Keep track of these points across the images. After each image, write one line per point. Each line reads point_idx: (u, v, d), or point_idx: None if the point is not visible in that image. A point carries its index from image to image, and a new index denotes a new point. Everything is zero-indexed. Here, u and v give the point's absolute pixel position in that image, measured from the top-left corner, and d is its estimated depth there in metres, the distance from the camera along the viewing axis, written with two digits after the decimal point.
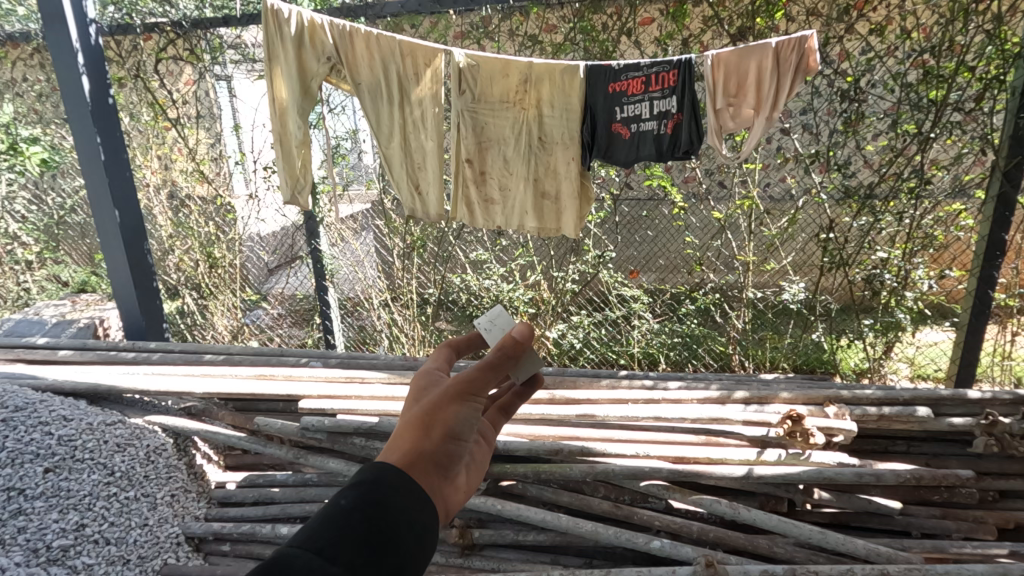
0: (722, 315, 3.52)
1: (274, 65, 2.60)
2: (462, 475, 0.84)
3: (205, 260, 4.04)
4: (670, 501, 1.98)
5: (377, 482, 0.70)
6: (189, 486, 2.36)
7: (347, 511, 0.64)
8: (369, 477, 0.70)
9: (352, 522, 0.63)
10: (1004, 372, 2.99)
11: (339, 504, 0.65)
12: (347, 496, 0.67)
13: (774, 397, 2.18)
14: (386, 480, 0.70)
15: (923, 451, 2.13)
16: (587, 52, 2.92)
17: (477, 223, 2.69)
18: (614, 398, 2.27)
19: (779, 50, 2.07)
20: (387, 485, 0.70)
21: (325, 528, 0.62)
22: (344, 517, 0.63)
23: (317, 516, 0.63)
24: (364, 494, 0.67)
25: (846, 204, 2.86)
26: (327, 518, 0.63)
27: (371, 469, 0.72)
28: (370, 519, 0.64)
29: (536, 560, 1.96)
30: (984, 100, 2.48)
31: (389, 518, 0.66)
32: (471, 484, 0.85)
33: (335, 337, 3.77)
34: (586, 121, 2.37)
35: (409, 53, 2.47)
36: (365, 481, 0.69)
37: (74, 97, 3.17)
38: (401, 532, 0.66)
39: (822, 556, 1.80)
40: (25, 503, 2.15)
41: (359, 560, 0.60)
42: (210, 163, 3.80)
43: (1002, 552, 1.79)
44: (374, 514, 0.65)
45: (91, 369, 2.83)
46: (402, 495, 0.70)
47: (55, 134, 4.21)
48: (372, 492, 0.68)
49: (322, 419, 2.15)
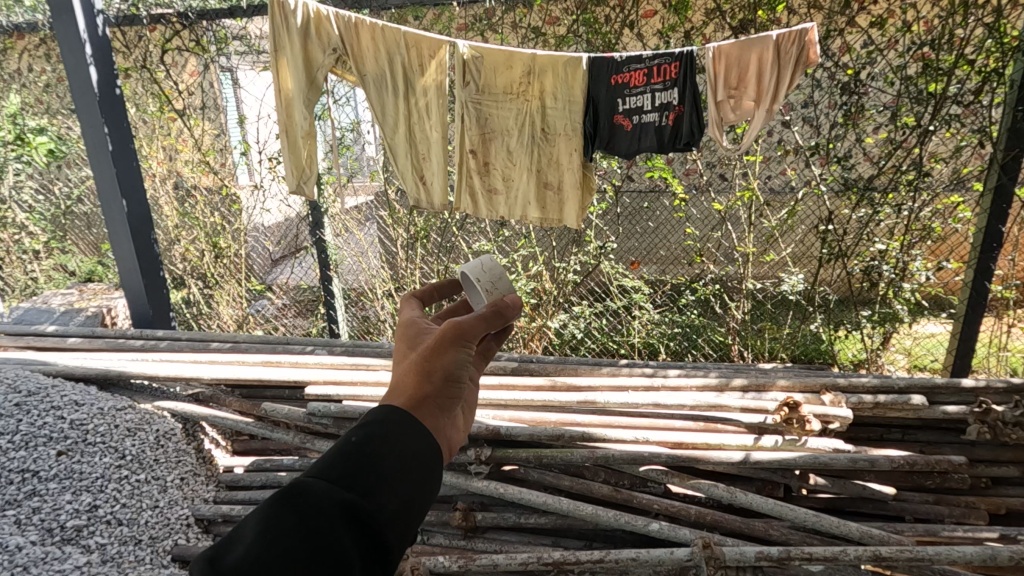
0: (722, 306, 3.54)
1: (280, 55, 2.65)
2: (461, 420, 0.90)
3: (210, 250, 4.07)
4: (668, 485, 2.02)
5: (384, 422, 0.76)
6: (198, 469, 2.41)
7: (358, 447, 0.71)
8: (380, 418, 0.77)
9: (363, 458, 0.70)
10: (999, 363, 3.02)
11: (351, 440, 0.72)
12: (358, 433, 0.74)
13: (772, 385, 2.22)
14: (396, 421, 0.77)
15: (918, 438, 2.17)
16: (590, 44, 2.95)
17: (480, 213, 2.73)
18: (614, 386, 2.31)
19: (780, 42, 2.10)
20: (394, 425, 0.76)
21: (338, 461, 0.69)
22: (356, 452, 0.70)
23: (332, 451, 0.70)
24: (376, 432, 0.74)
25: (846, 195, 2.90)
26: (339, 453, 0.70)
27: (379, 413, 0.78)
28: (380, 455, 0.71)
29: (538, 542, 2.01)
30: (984, 93, 2.50)
31: (399, 456, 0.72)
32: (467, 424, 0.91)
33: (339, 326, 3.82)
34: (588, 112, 2.39)
35: (413, 45, 2.50)
36: (376, 422, 0.76)
37: (81, 88, 3.21)
38: (412, 466, 0.73)
39: (817, 538, 1.85)
40: (39, 484, 2.21)
41: (372, 487, 0.68)
42: (215, 154, 3.83)
43: (991, 536, 1.83)
44: (386, 451, 0.72)
45: (101, 356, 2.88)
46: (411, 434, 0.76)
47: (62, 125, 4.25)
48: (381, 430, 0.75)
49: (328, 405, 2.21)
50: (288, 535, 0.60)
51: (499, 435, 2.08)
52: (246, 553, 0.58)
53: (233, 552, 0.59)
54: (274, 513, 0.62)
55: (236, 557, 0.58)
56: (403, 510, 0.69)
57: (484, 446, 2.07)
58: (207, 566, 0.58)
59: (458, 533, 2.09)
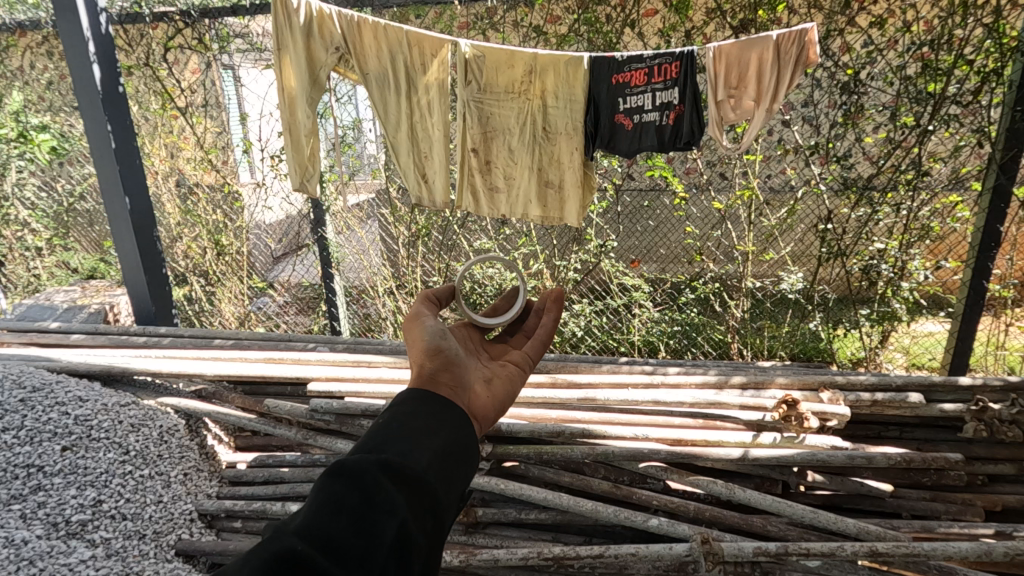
0: (722, 304, 3.56)
1: (283, 53, 2.66)
2: (477, 387, 1.09)
3: (213, 247, 4.09)
4: (667, 481, 2.05)
5: (404, 403, 0.92)
6: (201, 465, 2.43)
7: (384, 427, 0.84)
8: (403, 400, 0.92)
9: (392, 431, 0.83)
10: (997, 362, 3.05)
11: (379, 422, 0.85)
12: (383, 418, 0.87)
13: (770, 382, 2.24)
14: (417, 400, 0.92)
15: (915, 436, 2.18)
16: (590, 44, 2.97)
17: (482, 212, 2.76)
18: (614, 383, 2.33)
19: (780, 42, 2.12)
20: (411, 403, 0.91)
21: (370, 439, 0.81)
22: (383, 430, 0.84)
23: (365, 434, 0.83)
24: (400, 414, 0.88)
25: (846, 195, 2.92)
26: (369, 435, 0.83)
27: (398, 396, 0.94)
28: (406, 428, 0.85)
29: (538, 537, 2.03)
30: (983, 93, 2.51)
31: (423, 426, 0.86)
32: (484, 397, 1.10)
33: (341, 324, 3.83)
34: (590, 111, 2.41)
35: (415, 44, 2.51)
36: (398, 406, 0.90)
37: (85, 86, 3.22)
38: (437, 432, 0.86)
39: (814, 534, 1.87)
40: (44, 479, 2.23)
41: (401, 449, 0.80)
42: (218, 152, 3.84)
43: (988, 533, 1.84)
44: (412, 424, 0.86)
45: (104, 353, 2.90)
46: (430, 411, 0.90)
47: (64, 123, 4.26)
48: (402, 410, 0.89)
49: (330, 402, 2.22)
50: (339, 491, 0.71)
51: (500, 431, 2.10)
52: (307, 511, 0.69)
53: (296, 518, 0.70)
54: (323, 482, 0.73)
55: (299, 519, 0.69)
56: (432, 463, 0.81)
57: (485, 443, 2.09)
58: (276, 530, 0.68)
59: (459, 528, 2.11)
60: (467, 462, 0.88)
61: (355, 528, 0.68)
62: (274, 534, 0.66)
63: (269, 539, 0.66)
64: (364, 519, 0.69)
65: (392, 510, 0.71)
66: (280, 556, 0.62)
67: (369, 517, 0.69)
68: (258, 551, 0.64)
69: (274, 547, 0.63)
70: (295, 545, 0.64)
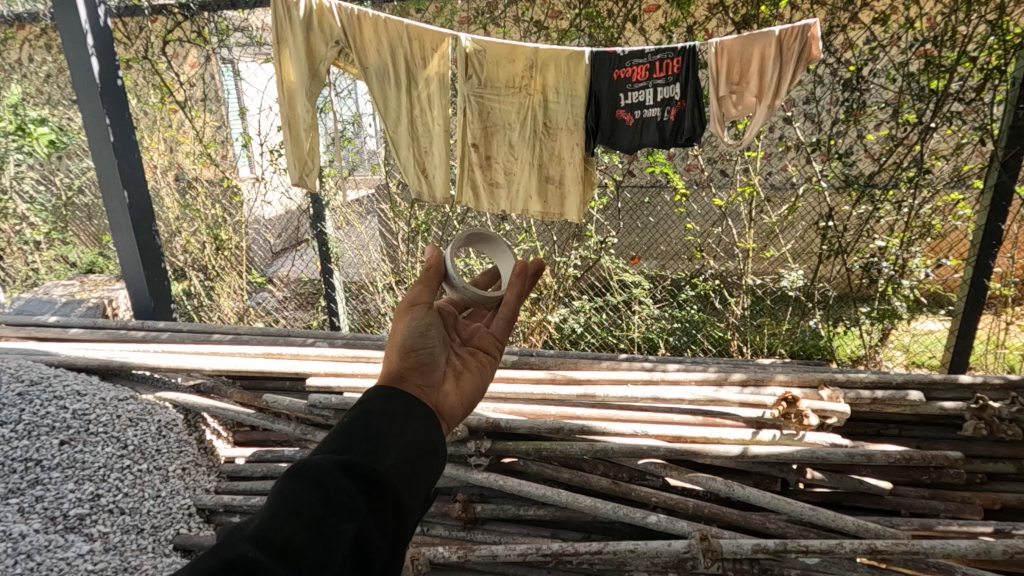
0: (722, 301, 3.57)
1: (283, 47, 2.65)
2: (446, 385, 1.07)
3: (212, 242, 4.08)
4: (666, 478, 2.04)
5: (372, 398, 0.89)
6: (200, 460, 2.45)
7: (350, 424, 0.82)
8: (371, 398, 0.89)
9: (358, 428, 0.81)
10: (997, 359, 3.04)
11: (345, 419, 0.82)
12: (349, 415, 0.84)
13: (770, 379, 2.22)
14: (384, 398, 0.89)
15: (914, 434, 2.18)
16: (592, 39, 2.95)
17: (482, 207, 2.74)
18: (614, 379, 2.31)
19: (782, 38, 2.10)
20: (378, 399, 0.88)
21: (335, 436, 0.79)
22: (348, 426, 0.81)
23: (331, 431, 0.80)
24: (368, 411, 0.85)
25: (846, 192, 2.91)
26: (333, 432, 0.80)
27: (365, 393, 0.90)
28: (373, 428, 0.81)
29: (536, 533, 2.03)
30: (985, 90, 2.51)
31: (390, 425, 0.83)
32: (460, 391, 1.08)
33: (340, 319, 3.83)
34: (591, 107, 2.40)
35: (415, 37, 2.50)
36: (366, 403, 0.87)
37: (84, 80, 3.20)
38: (403, 432, 0.84)
39: (813, 532, 1.87)
40: (42, 473, 2.22)
41: (366, 448, 0.78)
42: (217, 146, 3.81)
43: (986, 531, 1.84)
44: (378, 423, 0.83)
45: (102, 346, 2.89)
46: (397, 412, 0.87)
47: (63, 116, 4.26)
48: (370, 406, 0.86)
49: (328, 397, 2.21)
50: (299, 493, 0.69)
51: (498, 426, 2.10)
52: (262, 516, 0.67)
53: (252, 522, 0.67)
54: (283, 485, 0.71)
55: (256, 523, 0.67)
56: (398, 463, 0.79)
57: (484, 438, 2.09)
58: (231, 533, 0.66)
59: (457, 524, 2.11)
60: (433, 463, 0.85)
61: (312, 533, 0.66)
62: (228, 537, 0.64)
63: (223, 542, 0.63)
64: (323, 522, 0.67)
65: (351, 515, 0.69)
66: (231, 563, 0.60)
67: (327, 520, 0.67)
68: (208, 554, 0.62)
69: (225, 553, 0.61)
70: (246, 551, 0.62)
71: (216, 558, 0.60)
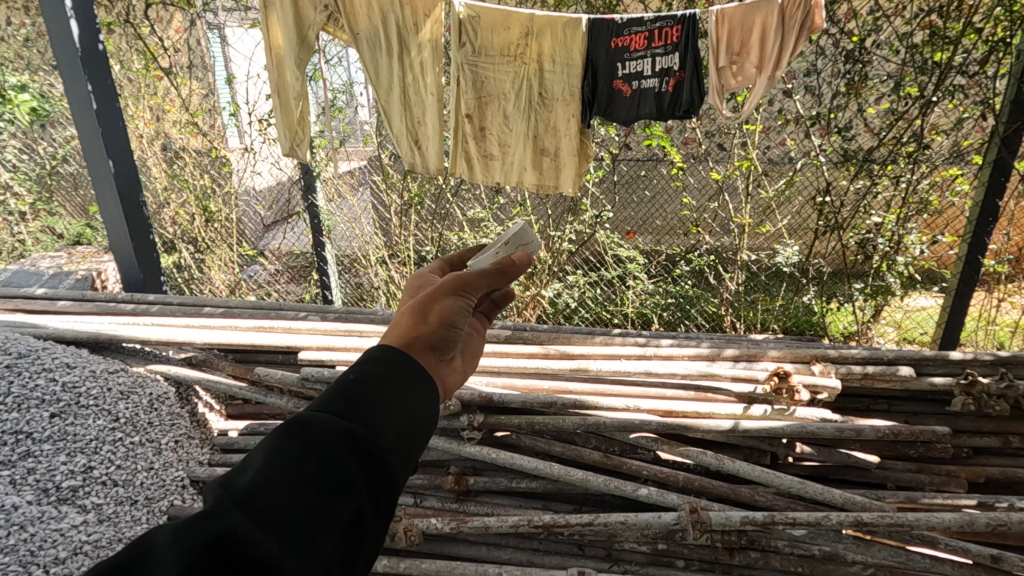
0: (716, 277, 3.57)
1: (269, 10, 2.55)
2: (456, 362, 1.00)
3: (201, 214, 4.02)
4: (658, 452, 2.05)
5: (380, 359, 0.84)
6: (193, 433, 2.44)
7: (355, 384, 0.78)
8: (373, 359, 0.84)
9: (363, 392, 0.77)
10: (986, 336, 3.09)
11: (350, 379, 0.78)
12: (356, 372, 0.81)
13: (763, 354, 2.21)
14: (391, 361, 0.84)
15: (903, 409, 2.19)
16: (590, 6, 2.88)
17: (476, 179, 2.70)
18: (607, 354, 2.30)
19: (785, 6, 2.04)
20: (387, 362, 0.84)
21: (338, 396, 0.75)
22: (353, 388, 0.77)
23: (333, 390, 0.77)
24: (374, 372, 0.81)
25: (845, 166, 2.87)
26: (337, 389, 0.77)
27: (374, 354, 0.85)
28: (377, 394, 0.77)
29: (528, 505, 2.04)
30: (989, 63, 2.45)
31: (396, 392, 0.79)
32: (463, 370, 1.03)
33: (332, 292, 3.79)
34: (587, 76, 2.35)
35: (408, 2, 2.42)
36: (373, 363, 0.83)
37: (62, 44, 3.09)
38: (408, 402, 0.80)
39: (801, 504, 1.89)
40: (32, 446, 2.21)
41: (371, 417, 0.74)
42: (204, 115, 3.74)
43: (970, 503, 1.86)
44: (383, 390, 0.78)
45: (91, 319, 2.86)
46: (403, 377, 0.82)
47: (44, 82, 4.14)
48: (377, 367, 0.82)
49: (321, 370, 2.18)
50: (294, 461, 0.67)
51: (492, 401, 2.10)
52: (256, 478, 0.65)
53: (245, 478, 0.66)
54: (280, 446, 0.68)
55: (247, 483, 0.65)
56: (402, 437, 0.76)
57: (476, 412, 2.08)
58: (220, 491, 0.64)
59: (450, 496, 2.12)
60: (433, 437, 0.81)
61: (307, 509, 0.64)
62: (219, 500, 0.62)
63: (213, 507, 0.62)
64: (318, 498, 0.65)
65: (347, 493, 0.67)
66: (221, 534, 0.58)
67: (324, 496, 0.65)
68: (196, 518, 0.60)
69: (216, 524, 0.59)
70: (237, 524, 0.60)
71: (205, 525, 0.59)
